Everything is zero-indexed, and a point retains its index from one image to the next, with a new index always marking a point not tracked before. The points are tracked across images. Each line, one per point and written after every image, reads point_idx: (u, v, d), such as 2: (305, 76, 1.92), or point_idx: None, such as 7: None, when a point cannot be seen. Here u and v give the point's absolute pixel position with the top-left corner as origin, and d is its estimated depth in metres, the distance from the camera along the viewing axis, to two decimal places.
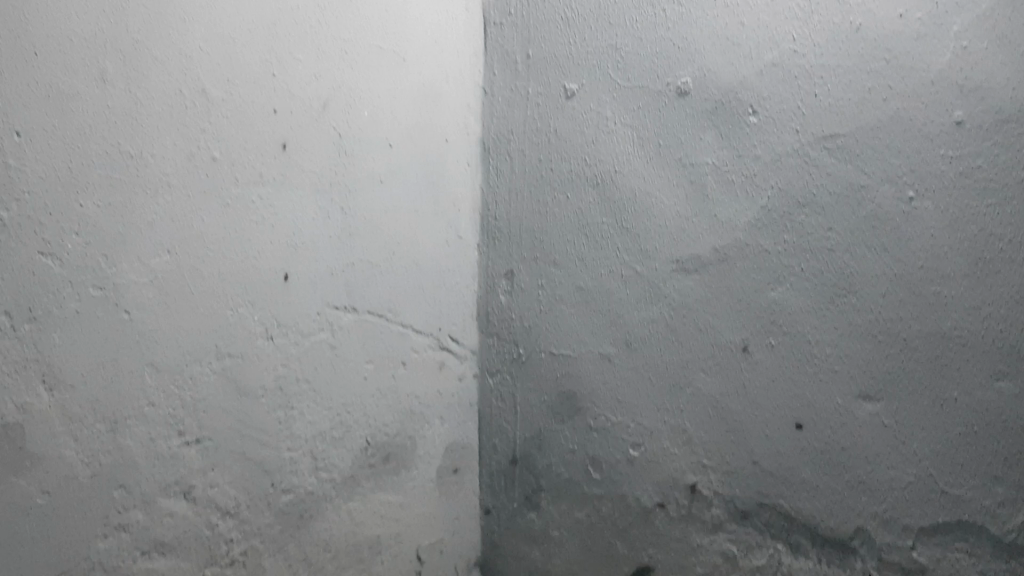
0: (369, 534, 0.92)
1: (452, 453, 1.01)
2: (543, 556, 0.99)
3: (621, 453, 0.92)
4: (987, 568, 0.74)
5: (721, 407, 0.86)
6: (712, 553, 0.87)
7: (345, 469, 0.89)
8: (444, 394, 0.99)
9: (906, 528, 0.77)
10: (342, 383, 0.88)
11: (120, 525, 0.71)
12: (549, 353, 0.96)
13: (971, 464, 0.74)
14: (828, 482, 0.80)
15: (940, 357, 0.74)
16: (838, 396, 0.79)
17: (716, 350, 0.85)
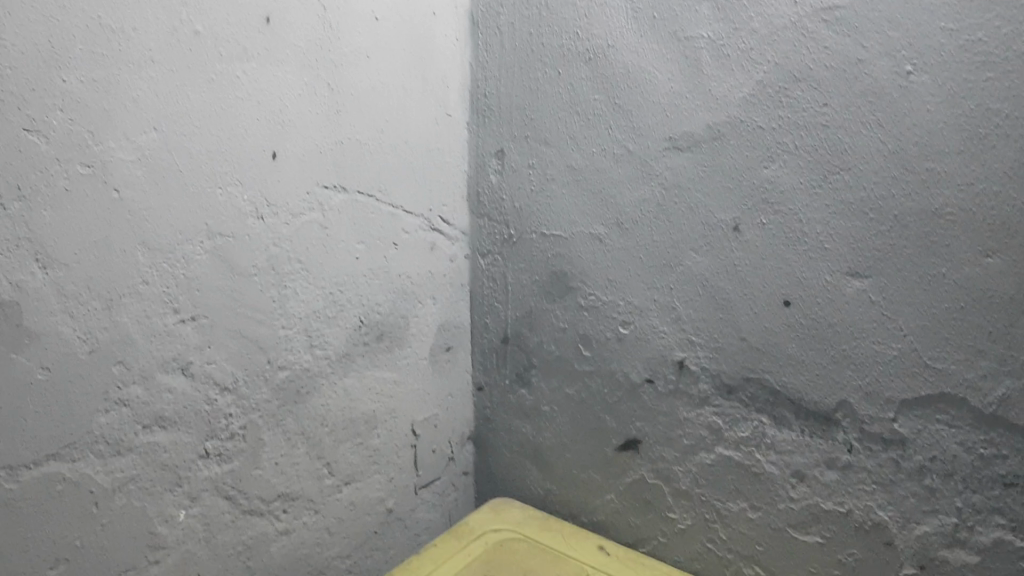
0: (366, 410, 0.95)
1: (445, 332, 1.02)
2: (535, 430, 1.03)
3: (611, 331, 0.94)
4: (965, 439, 0.77)
5: (710, 285, 0.86)
6: (699, 426, 0.90)
7: (340, 347, 0.91)
8: (436, 275, 1.00)
9: (887, 401, 0.80)
10: (335, 263, 0.88)
11: (120, 400, 0.73)
12: (540, 234, 0.97)
13: (955, 339, 0.75)
14: (813, 357, 0.82)
15: (929, 234, 0.74)
16: (827, 274, 0.80)
17: (707, 229, 0.86)
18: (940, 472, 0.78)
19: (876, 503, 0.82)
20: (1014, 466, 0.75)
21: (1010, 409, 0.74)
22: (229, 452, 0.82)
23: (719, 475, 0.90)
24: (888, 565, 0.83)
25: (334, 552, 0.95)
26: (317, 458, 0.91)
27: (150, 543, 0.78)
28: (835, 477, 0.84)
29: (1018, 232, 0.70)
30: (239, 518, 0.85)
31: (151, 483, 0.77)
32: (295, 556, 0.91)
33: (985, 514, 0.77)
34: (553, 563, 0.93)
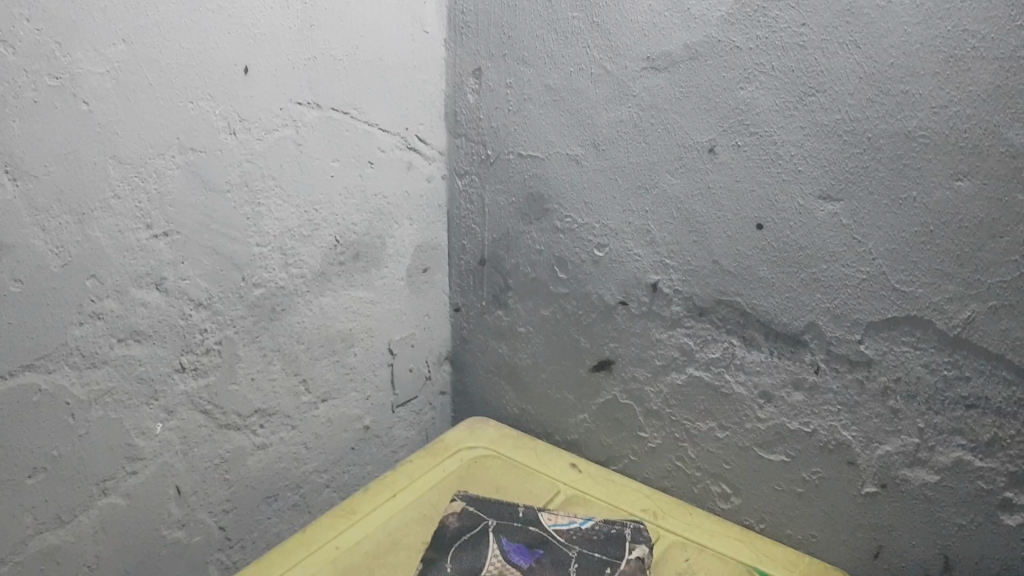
0: (342, 329, 0.96)
1: (422, 253, 1.03)
2: (511, 350, 1.04)
3: (586, 254, 0.94)
4: (930, 361, 0.78)
5: (685, 208, 0.86)
6: (671, 347, 0.92)
7: (316, 266, 0.91)
8: (413, 195, 1.00)
9: (855, 324, 0.81)
10: (309, 181, 0.88)
11: (95, 314, 0.74)
12: (517, 155, 0.96)
13: (923, 262, 0.76)
14: (783, 280, 0.83)
15: (901, 157, 0.74)
16: (800, 197, 0.80)
17: (683, 151, 0.85)
18: (904, 393, 0.80)
19: (840, 423, 0.84)
20: (976, 388, 0.76)
21: (974, 332, 0.75)
22: (205, 367, 0.83)
23: (689, 395, 0.92)
24: (850, 482, 0.85)
25: (311, 466, 0.97)
26: (294, 375, 0.92)
27: (128, 454, 0.79)
28: (801, 398, 0.86)
29: (989, 156, 0.70)
30: (217, 432, 0.86)
31: (126, 396, 0.78)
32: (273, 469, 0.93)
33: (946, 435, 0.79)
34: (526, 479, 0.95)
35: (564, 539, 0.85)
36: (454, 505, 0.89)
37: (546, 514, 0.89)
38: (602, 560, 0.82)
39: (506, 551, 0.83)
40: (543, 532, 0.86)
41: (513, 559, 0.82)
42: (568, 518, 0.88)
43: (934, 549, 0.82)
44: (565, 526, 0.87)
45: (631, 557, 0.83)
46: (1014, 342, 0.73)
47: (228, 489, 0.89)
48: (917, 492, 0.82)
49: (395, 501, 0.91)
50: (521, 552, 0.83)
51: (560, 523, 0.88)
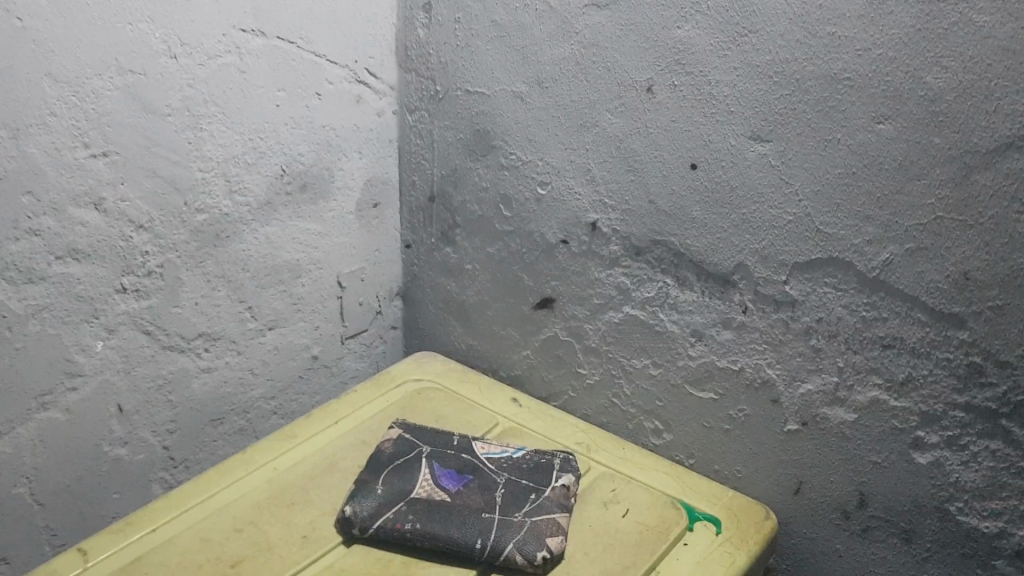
0: (289, 259, 0.98)
1: (371, 187, 1.04)
2: (458, 287, 1.05)
3: (530, 192, 0.95)
4: (849, 302, 0.80)
5: (624, 147, 0.88)
6: (608, 286, 0.93)
7: (261, 195, 0.93)
8: (362, 128, 1.01)
9: (781, 264, 0.83)
10: (254, 109, 0.89)
11: (31, 230, 0.76)
12: (465, 91, 0.97)
13: (846, 204, 0.78)
14: (714, 220, 0.85)
15: (827, 99, 0.76)
16: (731, 137, 0.81)
17: (622, 90, 0.86)
18: (825, 333, 0.82)
19: (765, 362, 0.86)
20: (892, 329, 0.79)
21: (891, 274, 0.77)
22: (147, 288, 0.86)
23: (626, 333, 0.94)
24: (773, 420, 0.87)
25: (257, 392, 1.00)
26: (239, 302, 0.94)
27: (67, 370, 0.82)
28: (730, 337, 0.88)
29: (909, 100, 0.72)
30: (160, 354, 0.89)
31: (65, 312, 0.80)
32: (217, 393, 0.96)
33: (864, 375, 0.81)
34: (466, 410, 0.98)
35: (494, 466, 0.87)
36: (391, 432, 0.91)
37: (480, 443, 0.91)
38: (528, 487, 0.85)
39: (437, 475, 0.85)
40: (474, 459, 0.88)
41: (442, 483, 0.84)
42: (501, 447, 0.91)
43: (851, 487, 0.85)
44: (498, 454, 0.89)
45: (557, 484, 0.85)
46: (928, 284, 0.76)
47: (171, 410, 0.92)
48: (836, 430, 0.84)
49: (335, 427, 0.94)
50: (451, 477, 0.85)
51: (492, 452, 0.90)
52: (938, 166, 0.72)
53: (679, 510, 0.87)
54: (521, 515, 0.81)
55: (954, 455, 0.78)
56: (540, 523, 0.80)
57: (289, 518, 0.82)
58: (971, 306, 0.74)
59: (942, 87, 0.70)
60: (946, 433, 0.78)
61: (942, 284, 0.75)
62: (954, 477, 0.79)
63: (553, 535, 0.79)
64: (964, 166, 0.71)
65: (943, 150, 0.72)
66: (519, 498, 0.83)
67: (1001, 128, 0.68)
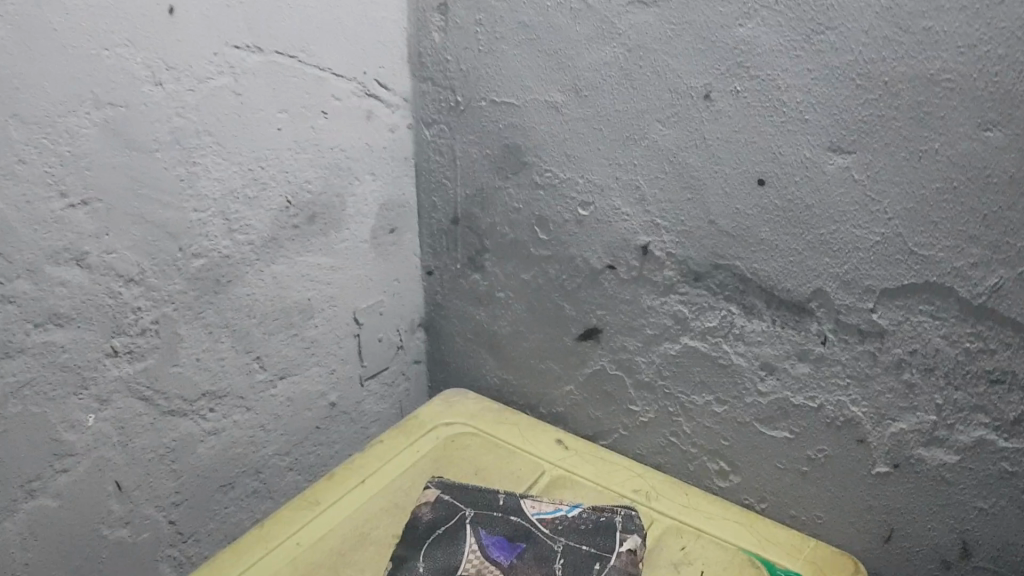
0: (299, 299, 0.88)
1: (387, 212, 0.94)
2: (488, 317, 0.97)
3: (569, 213, 0.85)
4: (949, 332, 0.70)
5: (678, 161, 0.77)
6: (663, 316, 0.84)
7: (265, 231, 0.82)
8: (375, 147, 0.90)
9: (867, 291, 0.72)
10: (253, 136, 0.78)
11: (4, 298, 0.65)
12: (490, 102, 0.86)
13: (945, 223, 0.67)
14: (787, 243, 0.75)
15: (922, 104, 0.65)
16: (806, 148, 0.71)
17: (675, 98, 0.75)
18: (920, 367, 0.72)
19: (849, 399, 0.77)
20: (1001, 362, 0.69)
21: (1001, 301, 0.67)
22: (142, 349, 0.75)
23: (684, 366, 0.84)
24: (859, 462, 0.78)
25: (269, 450, 0.91)
26: (246, 352, 0.85)
27: (56, 450, 0.72)
28: (806, 370, 0.78)
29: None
30: (160, 420, 0.79)
31: (50, 387, 0.70)
32: (226, 456, 0.87)
33: (967, 413, 0.72)
34: (507, 460, 0.89)
35: (548, 530, 0.78)
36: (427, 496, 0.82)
37: (529, 501, 0.83)
38: (589, 553, 0.76)
39: (485, 546, 0.76)
40: (523, 524, 0.79)
41: (493, 556, 0.75)
42: (553, 506, 0.82)
43: (952, 535, 0.76)
44: (549, 516, 0.81)
45: (621, 549, 0.76)
46: None
47: (176, 480, 0.83)
48: (932, 473, 0.75)
49: (361, 489, 0.85)
50: (501, 548, 0.76)
51: (543, 511, 0.81)
52: None
53: (759, 568, 0.78)
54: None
55: None
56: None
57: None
58: None
59: None
60: None
61: None
62: None
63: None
64: None
65: None
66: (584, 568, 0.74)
67: None
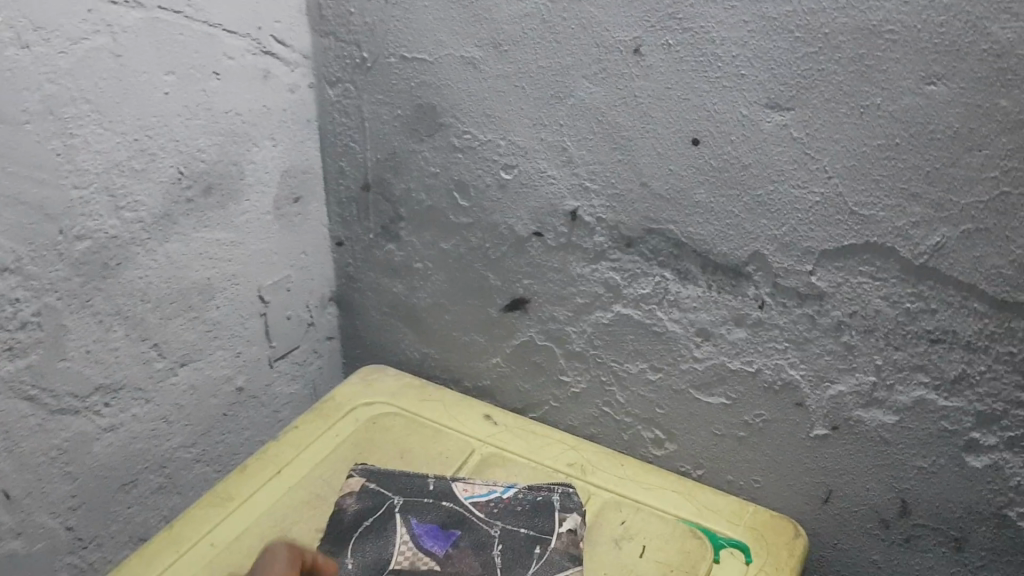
0: (198, 279, 0.81)
1: (291, 179, 0.87)
2: (406, 289, 0.92)
3: (492, 178, 0.80)
4: (890, 293, 0.68)
5: (607, 120, 0.73)
6: (594, 284, 0.80)
7: (156, 207, 0.74)
8: (275, 109, 0.83)
9: (806, 253, 0.70)
10: (138, 102, 0.70)
11: None
12: (400, 58, 0.80)
13: (886, 180, 0.65)
14: (723, 204, 0.71)
15: (864, 57, 0.62)
16: (743, 106, 0.67)
17: (603, 53, 0.70)
18: (860, 328, 0.71)
19: (786, 362, 0.75)
20: (943, 322, 0.67)
21: (943, 260, 0.65)
22: (23, 344, 0.67)
23: (617, 335, 0.81)
24: (797, 425, 0.77)
25: (174, 442, 0.84)
26: (143, 340, 0.77)
27: None
28: (743, 335, 0.76)
29: (968, 55, 0.59)
30: (49, 420, 0.72)
31: None
32: (126, 452, 0.80)
33: (907, 373, 0.70)
34: (433, 439, 0.85)
35: (483, 515, 0.74)
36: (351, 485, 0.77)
37: (461, 483, 0.78)
38: (528, 537, 0.72)
39: (417, 535, 0.72)
40: (456, 508, 0.75)
41: (425, 547, 0.71)
42: (487, 488, 0.78)
43: (891, 494, 0.75)
44: (484, 499, 0.76)
45: (562, 530, 0.73)
46: (988, 270, 0.64)
47: (72, 483, 0.75)
48: (872, 434, 0.74)
49: (278, 480, 0.79)
50: (433, 537, 0.72)
51: (477, 494, 0.77)
52: (1004, 134, 0.60)
53: (701, 539, 0.76)
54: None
55: (1015, 457, 0.68)
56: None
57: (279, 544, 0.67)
58: None
59: (1012, 38, 0.57)
60: (1006, 434, 0.68)
61: (1006, 270, 0.63)
62: (1014, 481, 0.69)
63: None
64: None
65: (1011, 115, 0.59)
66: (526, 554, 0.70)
67: None
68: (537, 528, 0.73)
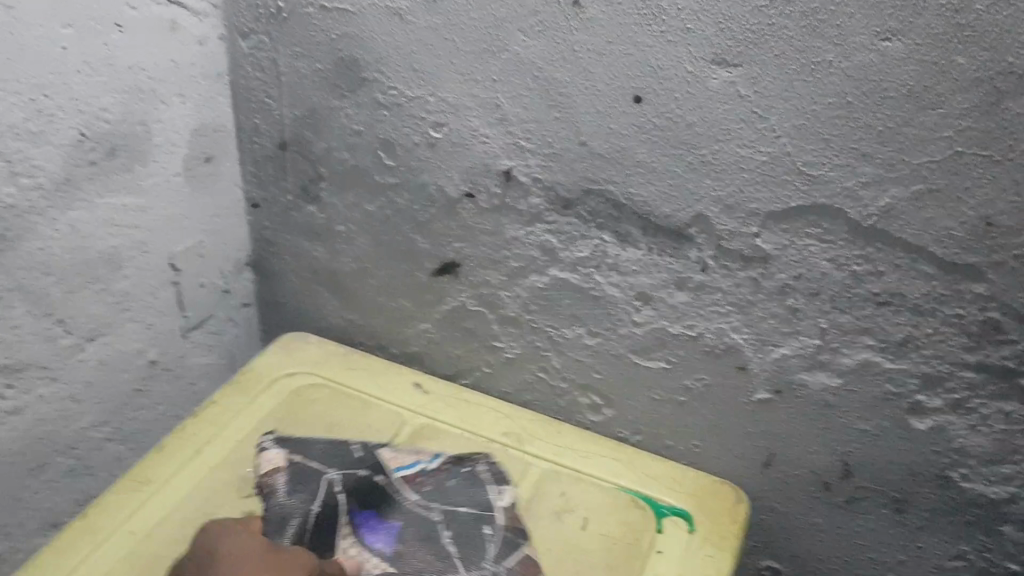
0: (105, 249, 0.74)
1: (201, 139, 0.81)
2: (328, 253, 0.87)
3: (420, 136, 0.76)
4: (837, 255, 0.66)
5: (544, 76, 0.68)
6: (529, 247, 0.77)
7: (56, 172, 0.68)
8: (182, 63, 0.76)
9: (751, 214, 0.67)
10: (33, 57, 0.63)
11: None
12: (319, 8, 0.73)
13: (837, 140, 0.62)
14: (665, 164, 0.68)
15: (817, 11, 0.58)
16: (688, 62, 0.63)
17: (540, 4, 0.65)
18: (806, 292, 0.69)
19: (729, 326, 0.73)
20: (890, 284, 0.65)
21: (892, 222, 0.63)
22: None
23: (553, 299, 0.78)
24: (738, 389, 0.75)
25: (86, 421, 0.78)
26: (45, 316, 0.71)
27: None
28: (685, 299, 0.73)
29: (926, 10, 0.55)
30: None
31: None
32: (32, 438, 0.73)
33: (852, 336, 0.69)
34: (363, 412, 0.81)
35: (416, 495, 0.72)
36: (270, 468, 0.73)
37: (388, 452, 0.77)
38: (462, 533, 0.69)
39: (358, 532, 0.69)
40: (389, 486, 0.73)
41: (369, 544, 0.68)
42: (413, 458, 0.76)
43: (833, 457, 0.74)
44: (413, 472, 0.75)
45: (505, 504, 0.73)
46: (938, 233, 0.62)
47: None
48: (815, 397, 0.72)
49: (201, 460, 0.74)
50: (375, 530, 0.69)
51: (404, 466, 0.75)
52: (960, 93, 0.57)
53: (643, 508, 0.74)
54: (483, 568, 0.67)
55: (959, 419, 0.67)
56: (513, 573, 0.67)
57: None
58: (990, 257, 0.61)
59: None
60: (952, 397, 0.67)
61: (956, 232, 0.61)
62: (957, 443, 0.68)
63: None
64: (993, 92, 0.56)
65: (968, 74, 0.56)
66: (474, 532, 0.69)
67: None
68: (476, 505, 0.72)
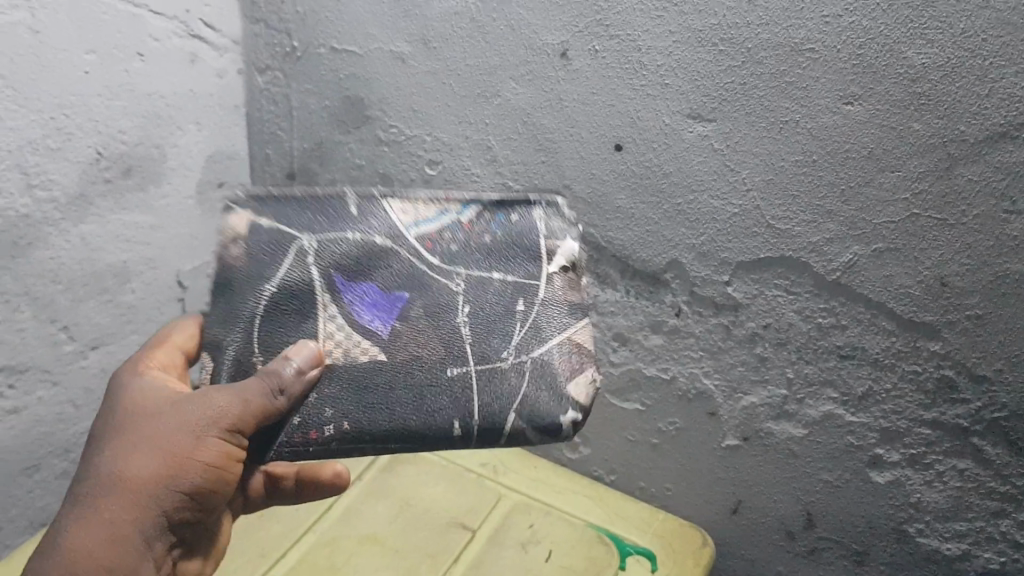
0: (113, 262, 0.79)
1: (215, 165, 0.86)
2: None
3: (416, 172, 0.80)
4: (803, 307, 0.68)
5: (532, 122, 0.73)
6: None
7: (70, 187, 0.72)
8: (199, 93, 0.81)
9: (723, 263, 0.70)
10: (55, 79, 0.68)
11: None
12: (329, 49, 0.79)
13: (802, 197, 0.64)
14: (643, 211, 0.71)
15: (785, 73, 0.61)
16: (665, 115, 0.67)
17: (530, 55, 0.70)
18: (774, 341, 0.71)
19: (701, 371, 0.75)
20: (852, 337, 0.67)
21: (854, 277, 0.65)
22: None
23: None
24: (709, 434, 0.78)
25: (83, 426, 0.82)
26: (51, 322, 0.75)
27: None
28: (660, 342, 0.76)
29: (884, 77, 0.58)
30: None
31: None
32: (30, 437, 0.77)
33: (816, 387, 0.71)
34: None
35: (440, 260, 0.63)
36: (236, 222, 0.62)
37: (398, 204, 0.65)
38: (508, 285, 0.63)
39: (354, 311, 0.61)
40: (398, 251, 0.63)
41: (365, 321, 0.61)
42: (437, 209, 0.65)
43: (796, 506, 0.76)
44: (437, 227, 0.64)
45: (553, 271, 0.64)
46: (897, 290, 0.64)
47: None
48: (781, 445, 0.74)
49: None
50: (372, 309, 0.62)
51: (425, 221, 0.64)
52: (916, 157, 0.59)
53: (608, 545, 0.76)
54: (510, 345, 0.62)
55: (917, 474, 0.69)
56: (549, 298, 0.63)
57: (98, 425, 0.55)
58: (944, 316, 0.63)
59: (926, 63, 0.57)
60: (909, 451, 0.69)
61: (914, 291, 0.63)
62: (914, 498, 0.70)
63: (573, 374, 0.62)
64: (946, 158, 0.58)
65: (922, 139, 0.59)
66: (510, 255, 0.64)
67: (994, 115, 0.56)
68: (515, 230, 0.65)
